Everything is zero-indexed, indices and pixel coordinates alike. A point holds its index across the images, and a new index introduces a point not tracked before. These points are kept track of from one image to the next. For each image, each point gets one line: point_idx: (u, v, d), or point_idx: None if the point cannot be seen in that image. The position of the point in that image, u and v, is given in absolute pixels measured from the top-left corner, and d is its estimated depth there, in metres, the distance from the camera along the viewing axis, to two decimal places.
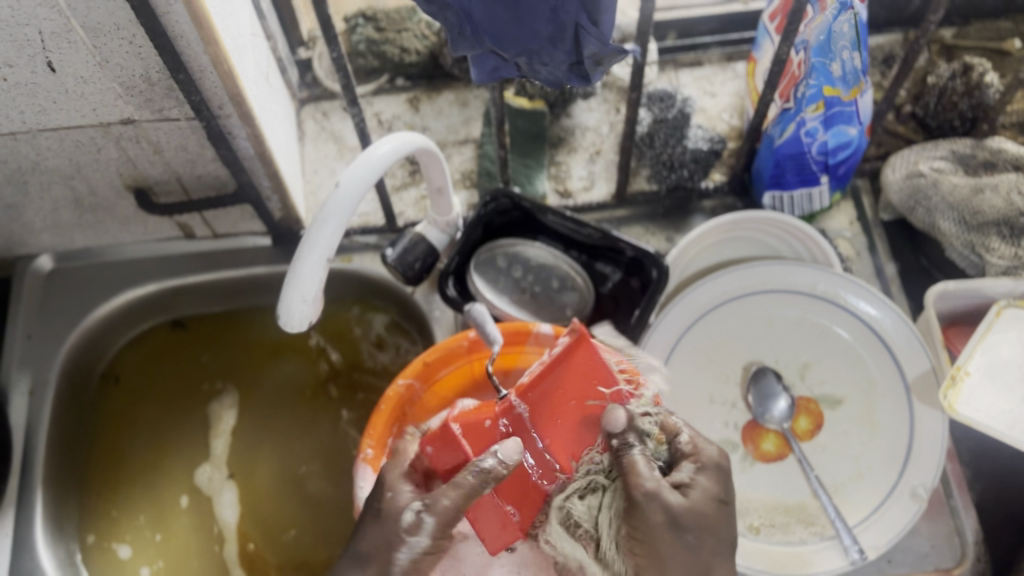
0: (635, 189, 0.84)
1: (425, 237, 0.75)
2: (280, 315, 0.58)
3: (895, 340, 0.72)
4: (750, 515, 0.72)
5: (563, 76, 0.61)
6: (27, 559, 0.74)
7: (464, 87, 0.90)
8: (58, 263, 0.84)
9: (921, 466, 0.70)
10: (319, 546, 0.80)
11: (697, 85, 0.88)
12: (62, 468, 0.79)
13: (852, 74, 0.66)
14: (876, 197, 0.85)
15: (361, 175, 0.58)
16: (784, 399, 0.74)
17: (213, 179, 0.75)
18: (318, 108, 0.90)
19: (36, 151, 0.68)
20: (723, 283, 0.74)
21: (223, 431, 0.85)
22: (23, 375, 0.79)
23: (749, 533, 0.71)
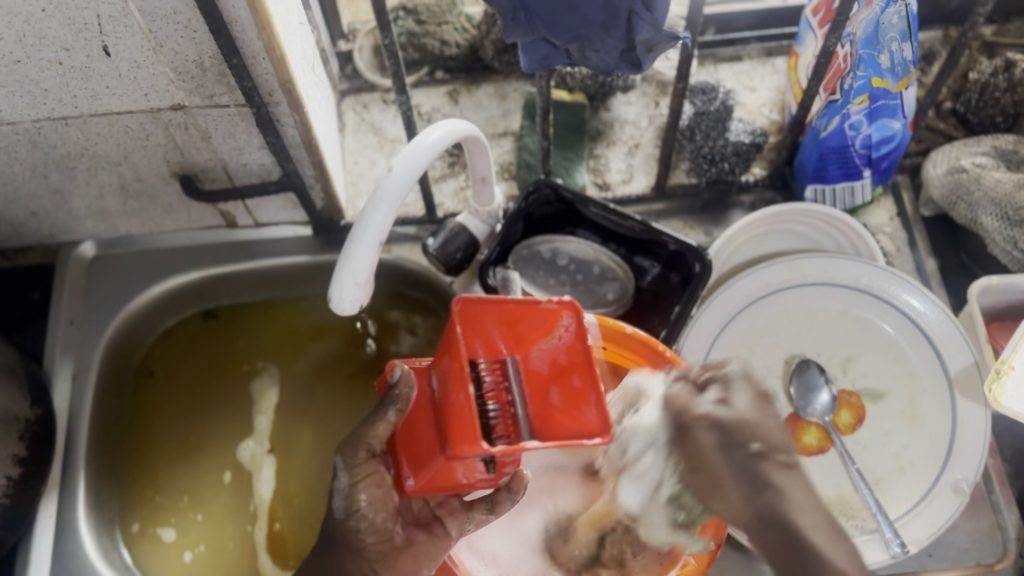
0: (675, 182, 0.84)
1: (466, 227, 0.76)
2: (331, 297, 0.59)
3: (937, 334, 0.72)
4: None
5: (614, 63, 0.61)
6: (70, 542, 0.74)
7: (503, 80, 0.90)
8: (100, 250, 0.85)
9: (964, 460, 0.70)
10: None
11: (737, 79, 0.88)
12: (102, 457, 0.80)
13: (900, 65, 0.67)
14: (916, 193, 0.85)
15: (413, 160, 0.58)
16: (826, 392, 0.74)
17: (258, 167, 0.75)
18: (358, 100, 0.90)
19: (87, 136, 0.69)
20: (765, 276, 0.74)
21: (266, 408, 0.85)
22: (66, 361, 0.80)
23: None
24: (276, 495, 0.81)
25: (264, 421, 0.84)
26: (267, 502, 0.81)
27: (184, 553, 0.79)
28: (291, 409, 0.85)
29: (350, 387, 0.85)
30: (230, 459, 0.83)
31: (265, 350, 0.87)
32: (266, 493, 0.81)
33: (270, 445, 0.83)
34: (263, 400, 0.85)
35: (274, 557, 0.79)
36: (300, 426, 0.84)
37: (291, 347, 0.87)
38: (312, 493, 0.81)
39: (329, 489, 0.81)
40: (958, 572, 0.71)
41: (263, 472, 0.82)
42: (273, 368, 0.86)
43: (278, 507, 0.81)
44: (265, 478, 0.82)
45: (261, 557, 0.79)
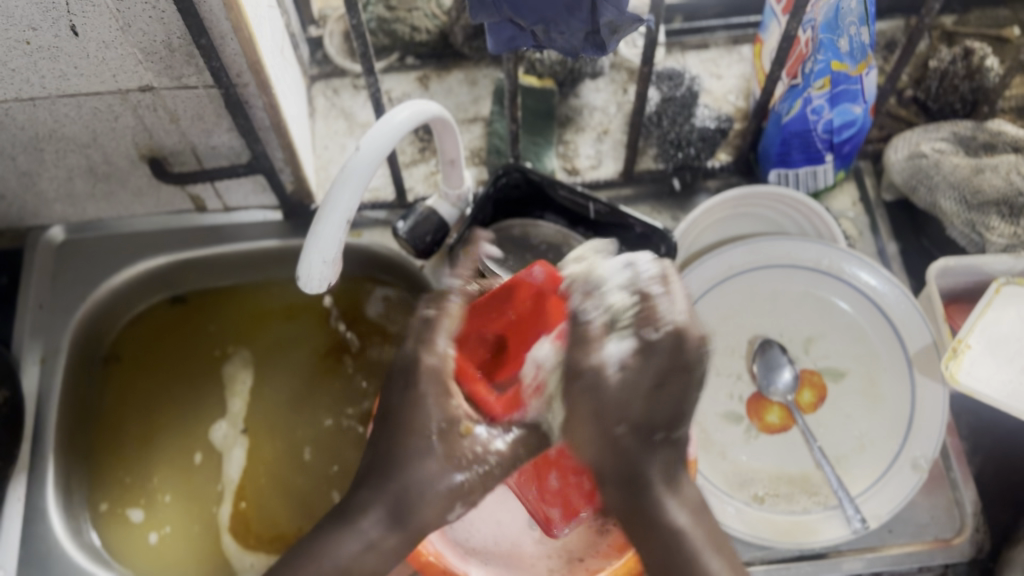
0: (643, 168, 0.85)
1: (436, 210, 0.77)
2: (298, 275, 0.59)
3: (896, 315, 0.73)
4: (755, 485, 0.73)
5: (579, 46, 0.62)
6: (39, 524, 0.74)
7: (474, 66, 0.91)
8: (69, 234, 0.85)
9: (922, 437, 0.71)
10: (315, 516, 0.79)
11: (703, 67, 0.89)
12: (71, 439, 0.80)
13: (859, 49, 0.68)
14: (878, 179, 0.87)
15: (380, 141, 0.59)
16: (789, 371, 0.75)
17: (228, 150, 0.76)
18: (328, 85, 0.90)
19: (55, 117, 0.69)
20: (730, 258, 0.75)
21: (240, 389, 0.85)
22: (35, 345, 0.80)
23: (752, 502, 0.72)
24: (244, 474, 0.81)
25: (238, 403, 0.85)
26: (235, 482, 0.81)
27: (149, 534, 0.79)
28: (262, 392, 0.85)
29: (322, 368, 0.86)
30: (201, 440, 0.83)
31: (236, 334, 0.87)
32: (235, 473, 0.81)
33: (241, 427, 0.84)
34: (235, 383, 0.86)
35: (236, 536, 0.79)
36: (273, 408, 0.84)
37: (262, 331, 0.87)
38: (281, 473, 0.82)
39: (301, 473, 0.81)
40: (918, 546, 0.73)
41: (234, 454, 0.82)
42: (243, 354, 0.87)
43: (245, 487, 0.81)
44: (235, 458, 0.82)
45: (223, 538, 0.79)
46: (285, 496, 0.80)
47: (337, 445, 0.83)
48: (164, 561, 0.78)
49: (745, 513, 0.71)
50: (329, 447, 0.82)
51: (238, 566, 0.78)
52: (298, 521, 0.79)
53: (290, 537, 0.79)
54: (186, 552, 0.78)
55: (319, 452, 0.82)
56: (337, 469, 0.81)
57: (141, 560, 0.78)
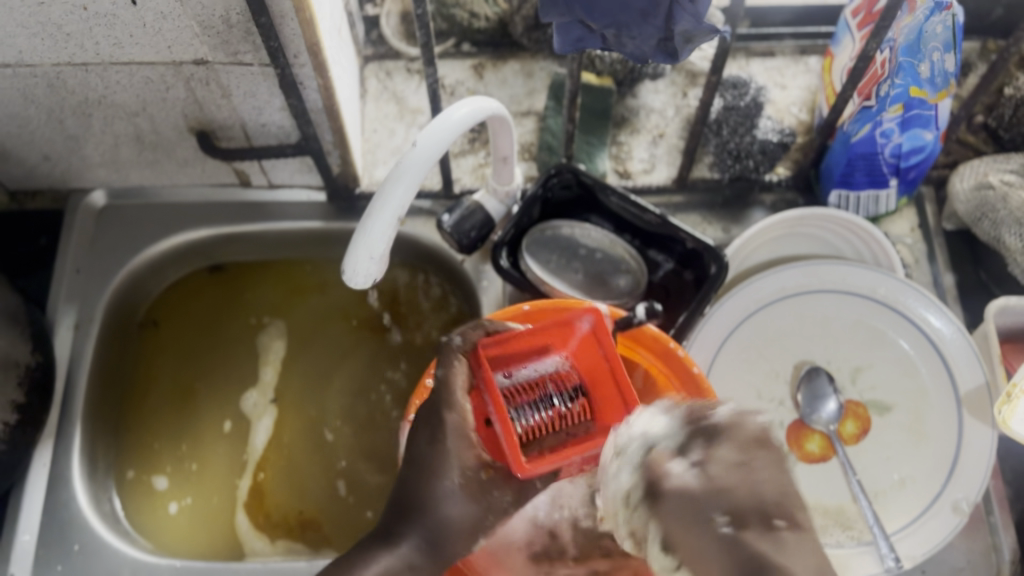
0: (697, 176, 0.83)
1: (483, 206, 0.75)
2: (345, 269, 0.58)
3: (950, 352, 0.71)
4: None
5: (649, 52, 0.60)
6: (63, 490, 0.74)
7: (530, 58, 0.88)
8: (110, 200, 0.84)
9: (966, 479, 0.69)
10: (333, 509, 0.78)
11: (768, 76, 0.86)
12: (100, 404, 0.79)
13: (941, 76, 0.66)
14: (940, 206, 0.84)
15: (440, 136, 0.58)
16: (833, 401, 0.73)
17: (277, 129, 0.74)
18: (381, 67, 0.88)
19: (106, 84, 0.68)
20: (781, 279, 0.73)
21: (271, 364, 0.84)
22: (70, 309, 0.79)
23: None
24: (270, 448, 0.81)
25: (270, 373, 0.84)
26: (259, 452, 0.80)
27: (170, 504, 0.78)
28: (294, 370, 0.84)
29: (355, 353, 0.84)
30: (233, 409, 0.82)
31: (273, 307, 0.86)
32: (259, 446, 0.81)
33: (272, 398, 0.83)
34: (269, 356, 0.85)
35: (250, 512, 0.78)
36: (305, 385, 0.83)
37: (298, 309, 0.86)
38: (303, 455, 0.81)
39: (323, 458, 0.80)
40: None
41: (261, 424, 0.82)
42: (278, 329, 0.85)
43: (267, 464, 0.80)
44: (262, 431, 0.81)
45: (236, 515, 0.78)
46: (303, 482, 0.79)
47: (361, 433, 0.81)
48: (182, 532, 0.77)
49: None
50: (354, 437, 0.81)
51: (248, 549, 0.77)
52: (315, 505, 0.78)
53: (302, 527, 0.78)
54: (204, 527, 0.77)
55: (342, 441, 0.81)
56: (362, 459, 0.80)
57: (160, 531, 0.77)
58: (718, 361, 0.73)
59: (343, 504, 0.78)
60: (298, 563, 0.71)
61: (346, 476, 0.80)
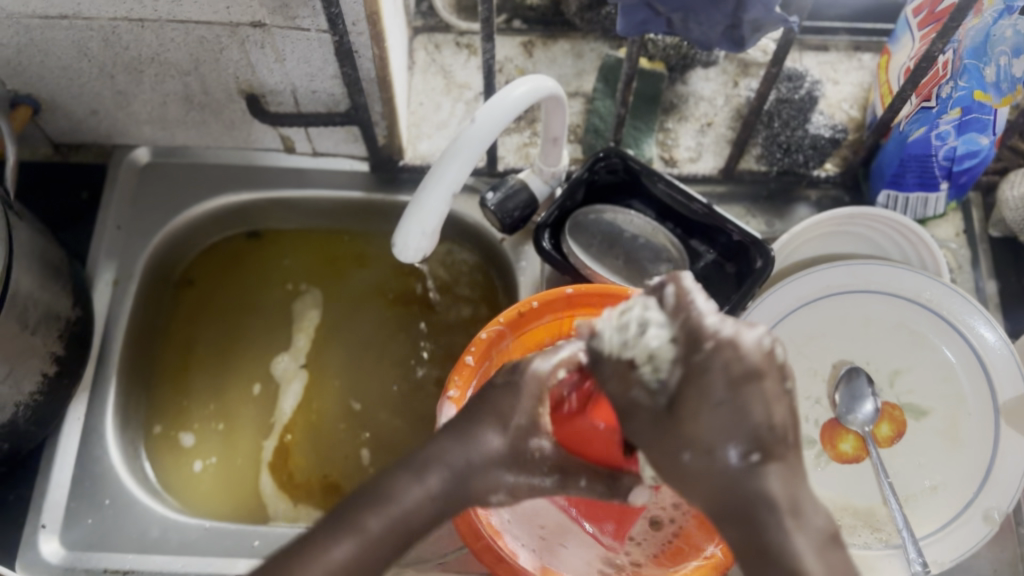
0: (744, 168, 0.82)
1: (527, 184, 0.74)
2: (395, 242, 0.58)
3: (992, 361, 0.70)
4: None
5: (715, 39, 0.59)
6: (96, 445, 0.74)
7: (581, 38, 0.88)
8: (153, 157, 0.84)
9: (998, 489, 0.69)
10: (357, 479, 0.78)
11: (821, 70, 0.85)
12: (135, 360, 0.80)
13: (1007, 82, 0.65)
14: (987, 212, 0.83)
15: (498, 114, 0.57)
16: (871, 403, 0.72)
17: (327, 97, 0.74)
18: (430, 39, 0.88)
19: (160, 41, 0.67)
20: (825, 277, 0.73)
21: (305, 330, 0.84)
22: (109, 265, 0.80)
23: None
24: (297, 415, 0.81)
25: (303, 339, 0.84)
26: (287, 417, 0.80)
27: (195, 463, 0.79)
28: (327, 337, 0.84)
29: (389, 325, 0.84)
30: (263, 371, 0.82)
31: (309, 274, 0.86)
32: (287, 412, 0.81)
33: (304, 362, 0.83)
34: (303, 322, 0.85)
35: (274, 473, 0.78)
36: (337, 355, 0.83)
37: (335, 277, 0.86)
38: (329, 423, 0.80)
39: (349, 427, 0.80)
40: None
41: (291, 388, 0.82)
42: (313, 298, 0.86)
43: (295, 429, 0.80)
44: (290, 397, 0.81)
45: (260, 477, 0.78)
46: (328, 449, 0.79)
47: (392, 406, 0.81)
48: (204, 490, 0.77)
49: None
50: (382, 409, 0.81)
51: (269, 512, 0.76)
52: (338, 473, 0.78)
53: (323, 495, 0.77)
54: (229, 487, 0.77)
55: (369, 412, 0.81)
56: (390, 432, 0.80)
57: (185, 488, 0.77)
58: None
59: (367, 475, 0.78)
60: None
61: (370, 448, 0.79)
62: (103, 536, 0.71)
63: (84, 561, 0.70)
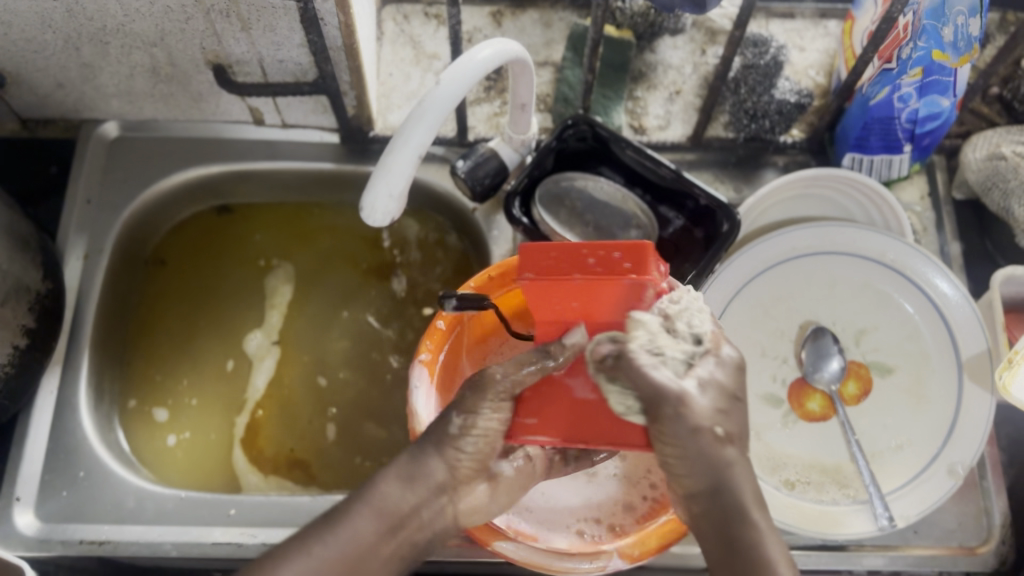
0: (711, 135, 0.83)
1: (497, 153, 0.75)
2: (362, 206, 0.57)
3: (954, 318, 0.71)
4: (786, 470, 0.72)
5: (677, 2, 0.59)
6: (69, 419, 0.74)
7: (549, 8, 0.88)
8: (123, 132, 0.84)
9: (962, 443, 0.70)
10: (332, 452, 0.78)
11: (787, 37, 0.86)
12: (107, 334, 0.80)
13: (964, 41, 0.66)
14: (950, 175, 0.84)
15: (463, 76, 0.57)
16: (837, 361, 0.74)
17: (294, 67, 0.74)
18: (399, 10, 0.88)
19: (125, 12, 0.67)
20: (790, 239, 0.74)
21: (277, 303, 0.85)
22: (80, 239, 0.80)
23: (783, 487, 0.71)
24: (270, 387, 0.81)
25: (276, 312, 0.84)
26: (260, 389, 0.81)
27: (169, 436, 0.79)
28: (300, 312, 0.84)
29: (362, 298, 0.84)
30: (237, 344, 0.82)
31: (280, 247, 0.87)
32: (260, 385, 0.81)
33: (277, 336, 0.83)
34: (276, 296, 0.85)
35: (245, 446, 0.78)
36: (310, 327, 0.83)
37: (307, 250, 0.86)
38: (300, 396, 0.81)
39: (323, 399, 0.80)
40: (941, 551, 0.72)
41: (264, 360, 0.82)
42: (285, 271, 0.86)
43: (269, 401, 0.80)
44: (263, 369, 0.82)
45: (233, 448, 0.78)
46: (302, 421, 0.79)
47: (362, 376, 0.81)
48: (177, 463, 0.78)
49: (774, 497, 0.70)
50: (354, 380, 0.81)
51: (243, 485, 0.77)
52: (306, 442, 0.79)
53: (296, 466, 0.78)
54: (203, 459, 0.78)
55: (340, 382, 0.81)
56: (365, 402, 0.80)
57: (159, 461, 0.78)
58: (726, 317, 0.74)
59: (343, 444, 0.79)
60: (302, 498, 0.71)
61: (338, 417, 0.80)
62: (78, 508, 0.71)
63: (61, 533, 0.70)
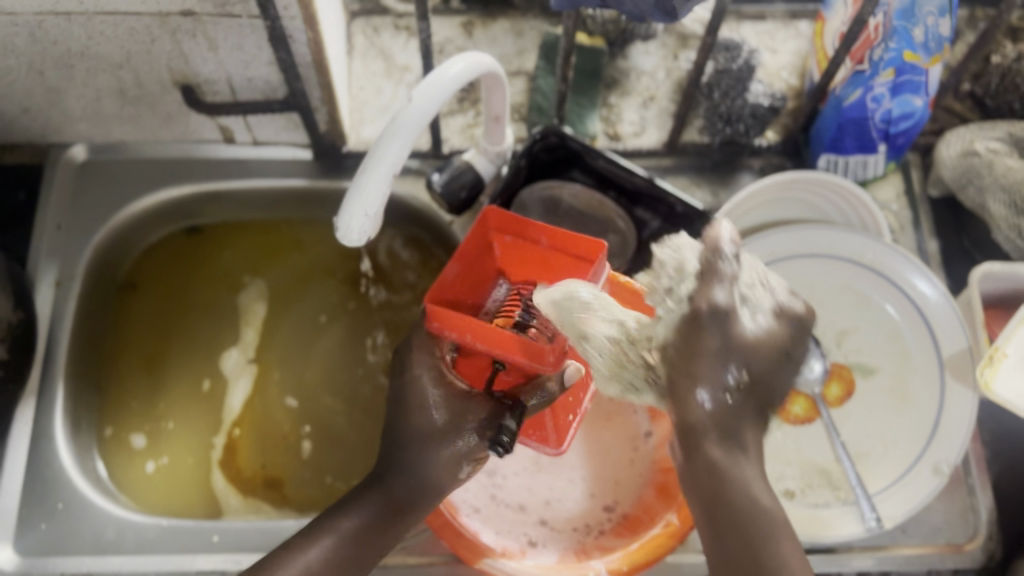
0: (687, 140, 0.82)
1: (473, 165, 0.74)
2: (338, 227, 0.56)
3: (935, 316, 0.71)
4: (787, 480, 0.72)
5: (647, 11, 0.58)
6: (45, 450, 0.73)
7: (520, 16, 0.87)
8: (91, 155, 0.83)
9: (946, 442, 0.69)
10: (307, 481, 0.77)
11: (759, 39, 0.86)
12: (80, 362, 0.78)
13: (934, 40, 0.66)
14: (926, 172, 0.85)
15: (435, 93, 0.57)
16: (820, 363, 0.74)
17: (264, 84, 0.73)
18: (368, 23, 0.88)
19: (88, 34, 0.66)
20: (770, 242, 0.73)
21: (252, 320, 0.84)
22: (50, 266, 0.78)
23: (782, 497, 0.71)
24: (246, 407, 0.80)
25: (251, 332, 0.83)
26: (236, 410, 0.80)
27: (146, 463, 0.78)
28: (275, 329, 0.83)
29: (338, 314, 0.84)
30: (211, 366, 0.81)
31: (254, 265, 0.86)
32: (236, 406, 0.80)
33: (253, 356, 0.82)
34: (250, 314, 0.84)
35: (223, 469, 0.77)
36: (287, 347, 0.82)
37: (280, 267, 0.85)
38: (275, 417, 0.79)
39: (302, 419, 0.79)
40: (929, 549, 0.72)
41: (241, 381, 0.81)
42: (260, 287, 0.85)
43: (245, 423, 0.79)
44: (239, 389, 0.81)
45: (211, 472, 0.77)
46: (279, 445, 0.78)
47: (341, 396, 0.80)
48: (156, 491, 0.76)
49: None
50: (332, 399, 0.80)
51: (224, 508, 0.76)
52: (279, 463, 0.78)
53: (271, 489, 0.77)
54: (182, 485, 0.76)
55: (317, 402, 0.80)
56: (344, 419, 0.79)
57: (137, 489, 0.76)
58: None
59: (320, 467, 0.78)
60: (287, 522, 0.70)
61: (311, 438, 0.79)
62: (57, 541, 0.70)
63: (39, 566, 0.69)
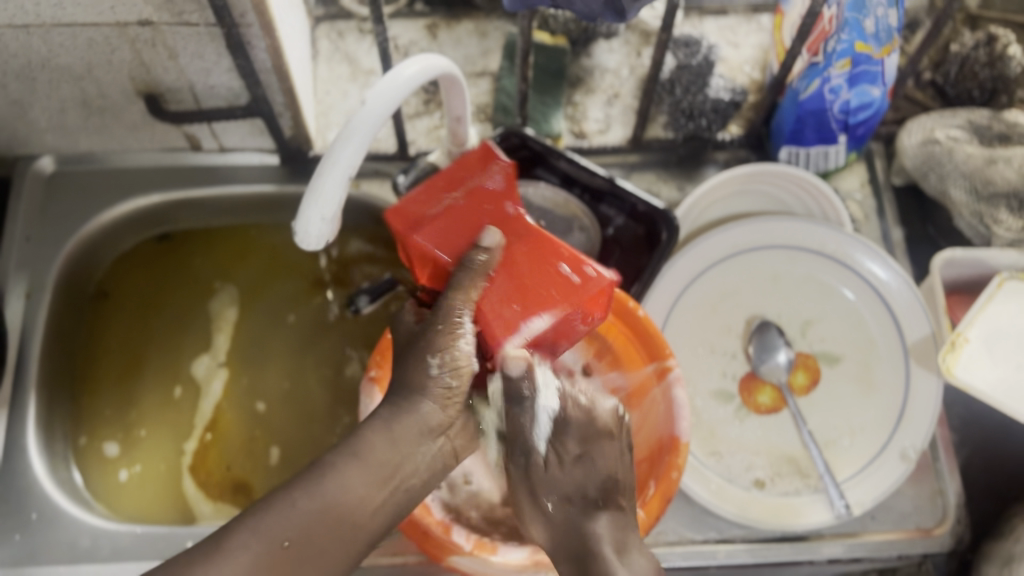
0: (652, 135, 0.83)
1: (436, 166, 0.73)
2: (296, 230, 0.57)
3: (897, 303, 0.73)
4: (757, 470, 0.72)
5: (597, 10, 0.59)
6: (18, 461, 0.73)
7: (484, 18, 0.88)
8: (59, 165, 0.83)
9: (912, 427, 0.70)
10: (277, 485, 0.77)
11: (721, 34, 0.87)
12: (53, 371, 0.79)
13: (885, 32, 0.66)
14: (889, 161, 0.85)
15: (389, 94, 0.57)
16: (784, 353, 0.74)
17: (226, 91, 0.73)
18: (333, 28, 0.88)
19: (48, 46, 0.66)
20: (733, 235, 0.75)
21: (224, 325, 0.84)
22: (20, 278, 0.78)
23: (753, 487, 0.72)
24: (219, 412, 0.80)
25: (223, 337, 0.83)
26: (209, 415, 0.80)
27: (121, 471, 0.78)
28: (247, 334, 0.84)
29: (311, 317, 0.84)
30: (184, 372, 0.82)
31: (225, 271, 0.86)
32: (209, 411, 0.80)
33: (225, 360, 0.83)
34: (221, 319, 0.84)
35: (195, 474, 0.78)
36: (259, 351, 0.83)
37: (252, 272, 0.86)
38: (248, 421, 0.80)
39: (274, 422, 0.80)
40: (898, 535, 0.72)
41: (214, 386, 0.81)
42: (232, 291, 0.85)
43: (218, 427, 0.80)
44: (212, 394, 0.81)
45: (183, 477, 0.78)
46: (252, 449, 0.79)
47: (314, 399, 0.81)
48: (129, 498, 0.77)
49: (733, 492, 0.70)
50: (304, 402, 0.81)
51: (197, 512, 0.76)
52: (250, 467, 0.78)
53: (243, 494, 0.77)
54: (156, 491, 0.77)
55: (288, 407, 0.81)
56: (316, 421, 0.80)
57: (111, 496, 0.77)
58: (673, 317, 0.74)
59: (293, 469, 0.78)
60: None
61: (283, 442, 0.79)
62: (32, 552, 0.70)
63: None
